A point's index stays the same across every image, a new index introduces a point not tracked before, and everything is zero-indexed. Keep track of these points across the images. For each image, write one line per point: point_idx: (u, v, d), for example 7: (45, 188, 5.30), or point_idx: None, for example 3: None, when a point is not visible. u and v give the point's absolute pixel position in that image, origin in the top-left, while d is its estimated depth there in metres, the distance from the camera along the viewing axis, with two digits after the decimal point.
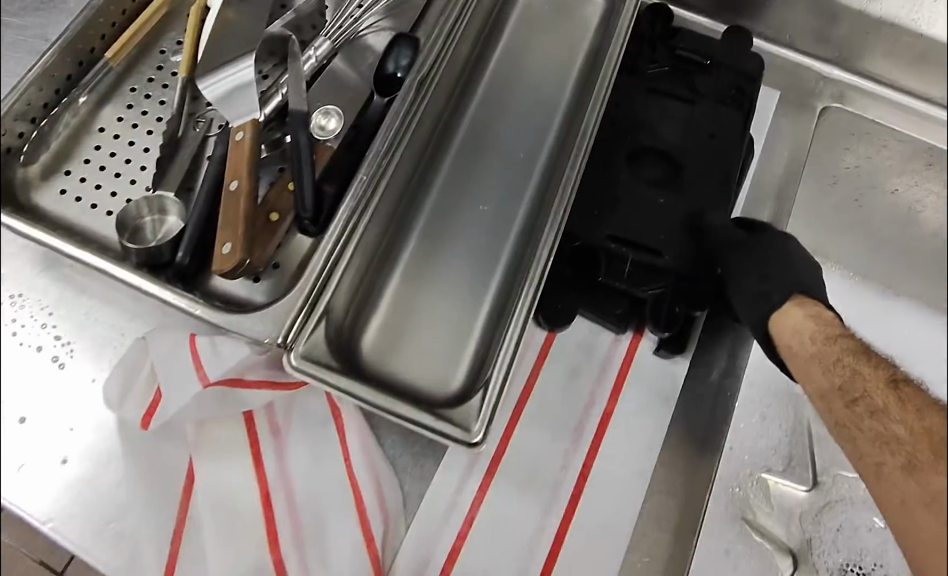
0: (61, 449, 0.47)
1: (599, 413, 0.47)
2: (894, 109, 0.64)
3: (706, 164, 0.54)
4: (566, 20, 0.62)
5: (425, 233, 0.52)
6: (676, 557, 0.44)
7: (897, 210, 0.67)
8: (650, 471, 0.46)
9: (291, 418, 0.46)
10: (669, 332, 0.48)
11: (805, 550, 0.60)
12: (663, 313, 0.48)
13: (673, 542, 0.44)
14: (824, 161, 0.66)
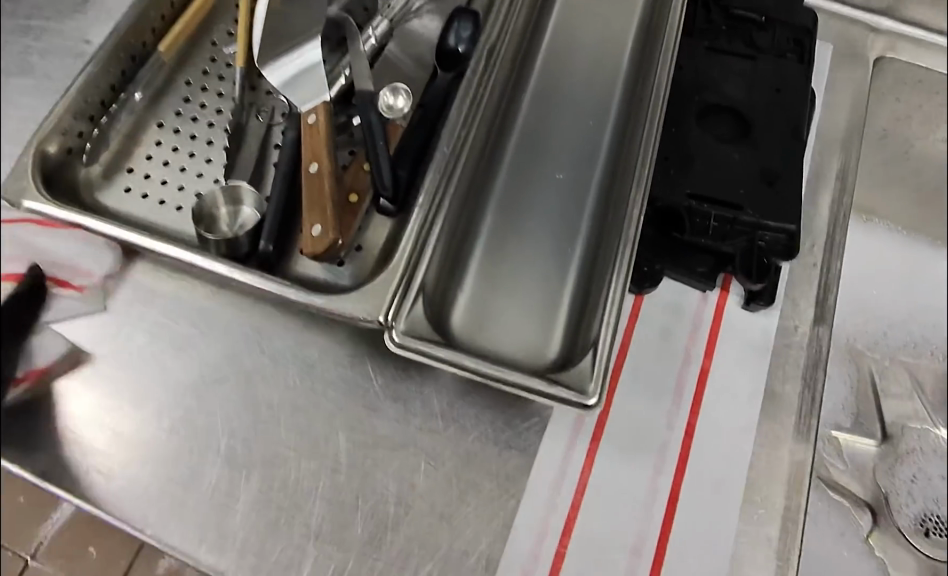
0: (139, 450, 0.43)
1: (697, 370, 0.47)
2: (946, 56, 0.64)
3: (773, 116, 0.55)
4: None
5: (501, 204, 0.52)
6: (791, 511, 0.44)
7: (945, 160, 0.69)
8: (752, 426, 0.46)
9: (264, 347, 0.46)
10: (761, 285, 0.48)
11: (883, 505, 0.63)
12: (751, 261, 0.48)
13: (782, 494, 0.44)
14: (873, 116, 0.67)
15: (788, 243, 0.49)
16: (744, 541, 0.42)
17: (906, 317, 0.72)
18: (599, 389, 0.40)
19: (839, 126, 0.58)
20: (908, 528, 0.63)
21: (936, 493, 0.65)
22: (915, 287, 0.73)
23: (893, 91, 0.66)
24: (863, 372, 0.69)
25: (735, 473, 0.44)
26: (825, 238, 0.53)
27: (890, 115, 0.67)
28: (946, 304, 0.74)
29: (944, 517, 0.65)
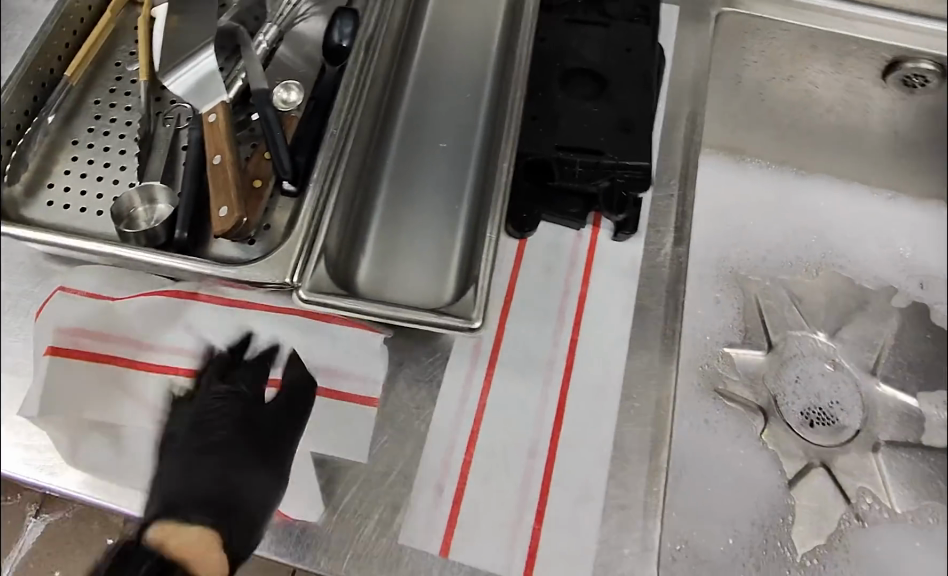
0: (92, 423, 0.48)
1: (575, 296, 0.55)
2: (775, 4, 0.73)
3: (626, 72, 0.62)
4: None
5: (395, 177, 0.59)
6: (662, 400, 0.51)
7: (794, 96, 0.79)
8: (626, 334, 0.53)
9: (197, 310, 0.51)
10: (622, 215, 0.57)
11: (772, 407, 0.74)
12: (612, 197, 0.56)
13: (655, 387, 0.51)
14: (725, 64, 0.77)
15: (643, 176, 0.56)
16: (624, 429, 0.49)
17: (783, 240, 0.83)
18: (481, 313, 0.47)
19: (687, 76, 0.66)
20: (794, 423, 0.73)
21: (818, 390, 0.75)
22: (787, 210, 0.84)
23: (739, 41, 0.75)
24: (750, 293, 0.79)
25: (612, 374, 0.51)
26: (679, 172, 0.61)
27: (740, 63, 0.77)
28: (818, 227, 0.84)
29: (825, 408, 0.74)
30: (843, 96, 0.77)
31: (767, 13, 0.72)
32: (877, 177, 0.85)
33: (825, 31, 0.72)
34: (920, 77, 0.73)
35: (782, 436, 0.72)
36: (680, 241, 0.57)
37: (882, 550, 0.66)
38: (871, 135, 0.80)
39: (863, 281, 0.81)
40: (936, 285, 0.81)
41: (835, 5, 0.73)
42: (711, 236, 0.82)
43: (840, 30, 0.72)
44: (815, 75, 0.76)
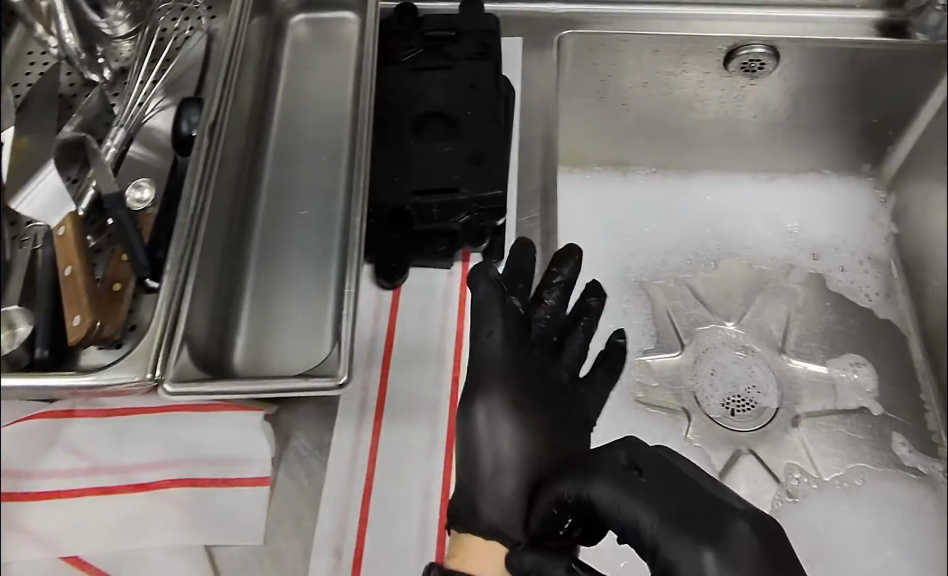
0: None
1: (453, 334, 0.55)
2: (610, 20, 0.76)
3: (474, 107, 0.64)
4: (331, 42, 0.72)
5: (262, 250, 0.59)
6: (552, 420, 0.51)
7: (653, 98, 0.82)
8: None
9: (71, 429, 0.50)
10: (486, 242, 0.58)
11: (693, 403, 0.74)
12: (471, 229, 0.58)
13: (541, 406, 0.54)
14: (580, 83, 0.80)
15: (498, 205, 0.58)
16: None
17: (678, 241, 0.84)
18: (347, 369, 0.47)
19: (537, 102, 0.69)
20: (717, 414, 0.74)
21: (735, 378, 0.76)
22: (676, 209, 0.86)
23: (587, 60, 0.78)
24: (654, 295, 0.81)
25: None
26: (537, 195, 0.63)
27: (595, 79, 0.80)
28: (711, 220, 0.86)
29: (744, 394, 0.75)
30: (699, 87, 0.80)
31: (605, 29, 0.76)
32: (754, 163, 0.88)
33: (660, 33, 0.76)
34: (756, 61, 0.77)
35: (706, 429, 0.73)
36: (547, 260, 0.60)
37: (817, 521, 0.67)
38: (730, 125, 0.84)
39: (760, 263, 0.83)
40: (828, 254, 0.83)
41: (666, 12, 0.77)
42: (609, 247, 0.83)
43: (671, 33, 0.76)
44: (665, 75, 0.79)
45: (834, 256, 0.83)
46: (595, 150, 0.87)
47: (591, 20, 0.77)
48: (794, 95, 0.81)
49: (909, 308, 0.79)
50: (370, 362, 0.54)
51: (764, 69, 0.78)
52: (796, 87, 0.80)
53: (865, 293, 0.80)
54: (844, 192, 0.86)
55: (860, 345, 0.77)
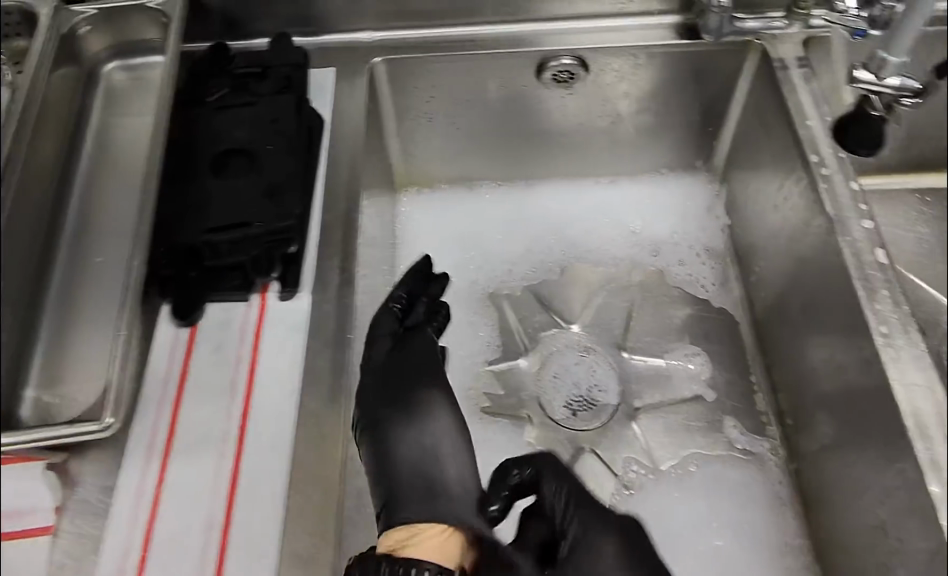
0: None
1: (247, 366, 0.56)
2: (421, 44, 0.78)
3: (274, 141, 0.65)
4: (140, 86, 0.74)
5: (55, 297, 0.60)
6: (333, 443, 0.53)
7: (482, 112, 0.84)
8: (297, 387, 0.55)
9: None
10: (277, 272, 0.59)
11: (537, 407, 0.76)
12: (259, 261, 0.59)
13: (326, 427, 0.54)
14: (404, 104, 0.81)
15: (290, 234, 0.60)
16: (298, 478, 0.51)
17: (524, 251, 0.85)
18: (113, 413, 0.49)
19: (346, 129, 0.70)
20: (559, 416, 0.75)
21: (576, 379, 0.78)
22: (522, 215, 0.88)
23: (408, 84, 0.80)
24: (500, 303, 0.82)
25: (285, 429, 0.53)
26: (337, 221, 0.64)
27: (419, 100, 0.81)
28: (556, 224, 0.87)
29: (585, 394, 0.77)
30: (520, 93, 0.82)
31: (419, 53, 0.77)
32: (595, 166, 0.89)
33: (470, 52, 0.78)
34: (566, 71, 0.79)
35: (547, 433, 0.74)
36: (344, 284, 0.61)
37: (651, 508, 0.69)
38: (563, 133, 0.86)
39: (602, 263, 0.84)
40: (668, 250, 0.85)
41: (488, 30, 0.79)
42: (455, 261, 0.84)
43: (479, 50, 0.78)
44: (482, 92, 0.81)
45: (673, 251, 0.85)
46: (439, 166, 0.88)
47: (404, 47, 0.78)
48: (612, 100, 0.83)
49: (741, 296, 0.82)
50: (163, 398, 0.55)
51: (575, 78, 0.80)
52: (612, 93, 0.82)
53: (701, 285, 0.83)
54: (681, 188, 0.89)
55: (696, 336, 0.80)
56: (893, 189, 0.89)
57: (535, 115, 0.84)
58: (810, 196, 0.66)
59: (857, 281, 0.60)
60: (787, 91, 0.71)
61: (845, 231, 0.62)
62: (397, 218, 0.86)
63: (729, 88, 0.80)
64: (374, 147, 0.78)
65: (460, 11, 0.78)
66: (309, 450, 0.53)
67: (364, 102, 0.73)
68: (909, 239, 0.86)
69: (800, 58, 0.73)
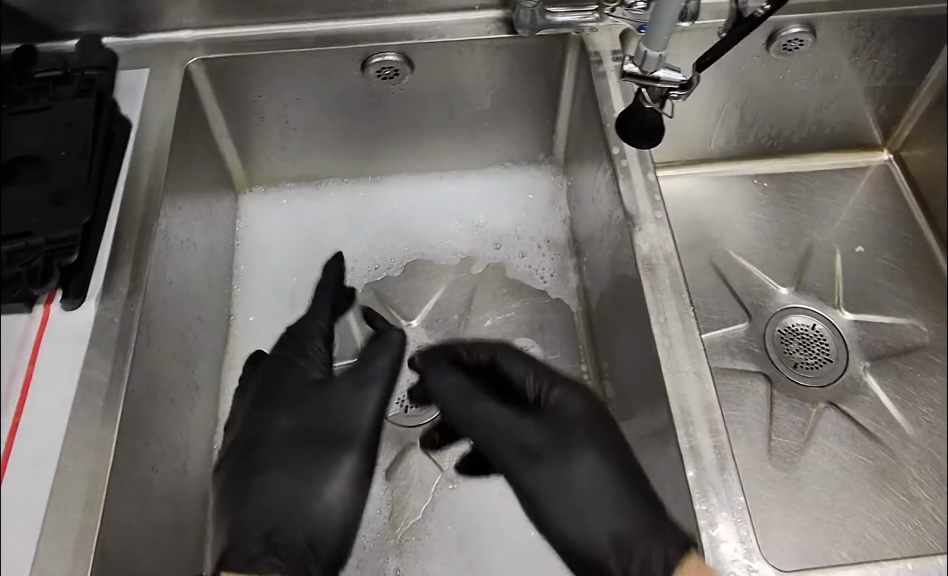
0: None
1: (22, 378, 0.57)
2: (238, 43, 0.73)
3: (67, 148, 0.63)
4: None
5: None
6: (97, 471, 0.54)
7: (317, 113, 0.80)
8: (74, 398, 0.57)
9: None
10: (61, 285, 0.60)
11: None
12: (34, 272, 0.58)
13: (102, 436, 0.56)
14: (233, 105, 0.77)
15: (71, 245, 0.59)
16: (58, 494, 0.53)
17: (366, 248, 0.85)
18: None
19: (151, 134, 0.68)
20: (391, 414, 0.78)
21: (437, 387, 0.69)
22: (369, 211, 0.87)
23: (232, 83, 0.75)
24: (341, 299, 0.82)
25: (53, 442, 0.55)
26: (133, 230, 0.64)
27: (245, 99, 0.76)
28: (401, 218, 0.87)
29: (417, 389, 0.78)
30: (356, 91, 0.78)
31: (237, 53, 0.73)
32: (444, 162, 0.88)
33: (289, 52, 0.73)
34: (389, 68, 0.76)
35: None
36: (134, 292, 0.61)
37: (469, 505, 0.73)
38: (405, 130, 0.84)
39: (444, 258, 0.85)
40: (510, 242, 0.85)
41: (311, 28, 0.75)
42: (298, 259, 0.84)
43: (295, 49, 0.73)
44: (309, 96, 0.78)
45: (515, 244, 0.85)
46: (283, 161, 0.85)
47: (222, 46, 0.73)
48: (449, 96, 0.81)
49: (578, 286, 0.83)
50: None
51: (400, 75, 0.77)
52: (450, 92, 0.80)
53: (540, 276, 0.84)
54: (527, 179, 0.88)
55: (530, 328, 0.81)
56: (735, 174, 0.91)
57: (374, 108, 0.81)
58: (613, 189, 0.67)
59: (646, 277, 0.61)
60: (600, 87, 0.72)
61: (639, 225, 0.63)
62: (239, 218, 0.85)
63: (562, 81, 0.80)
64: (201, 150, 0.75)
65: (281, 8, 0.73)
66: (77, 464, 0.55)
67: (174, 105, 0.70)
68: (745, 223, 0.88)
69: (616, 49, 0.73)
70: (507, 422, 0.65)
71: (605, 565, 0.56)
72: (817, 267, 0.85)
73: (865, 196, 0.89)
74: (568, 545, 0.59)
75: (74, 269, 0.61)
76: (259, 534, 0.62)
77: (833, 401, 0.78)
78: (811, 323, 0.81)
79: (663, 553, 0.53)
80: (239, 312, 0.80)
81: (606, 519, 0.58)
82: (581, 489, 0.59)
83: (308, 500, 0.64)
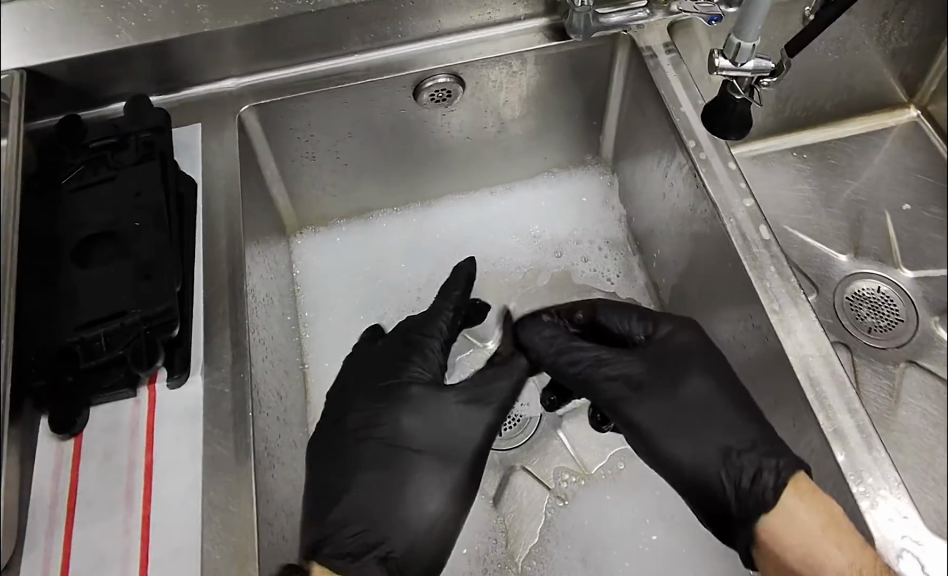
0: None
1: (142, 465, 0.55)
2: (289, 85, 0.71)
3: (140, 218, 0.60)
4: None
5: None
6: (243, 548, 0.53)
7: (368, 143, 0.79)
8: (199, 483, 0.55)
9: None
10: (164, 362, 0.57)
11: None
12: (137, 352, 0.56)
13: (241, 515, 0.54)
14: (285, 148, 0.75)
15: (169, 317, 0.57)
16: None
17: (428, 275, 0.83)
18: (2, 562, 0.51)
19: (220, 193, 0.66)
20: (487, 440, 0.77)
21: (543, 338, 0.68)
22: (426, 236, 0.86)
23: (282, 126, 0.73)
24: None
25: (189, 532, 0.53)
26: (224, 295, 0.62)
27: (297, 141, 0.75)
28: (459, 239, 0.85)
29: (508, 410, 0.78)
30: (403, 117, 0.77)
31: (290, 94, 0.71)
32: (491, 177, 0.87)
33: (341, 88, 0.72)
34: (442, 90, 0.75)
35: None
36: (239, 359, 0.59)
37: (584, 517, 0.73)
38: (454, 149, 0.83)
39: (509, 273, 0.84)
40: (570, 248, 0.85)
41: (359, 60, 0.73)
42: (363, 296, 0.81)
43: (341, 84, 0.72)
44: (360, 126, 0.76)
45: (576, 249, 0.85)
46: (334, 199, 0.83)
47: (271, 90, 0.71)
48: (495, 111, 0.80)
49: (646, 283, 0.83)
50: (52, 514, 0.54)
51: (454, 94, 0.77)
52: (499, 106, 0.80)
53: (607, 278, 0.84)
54: (577, 184, 0.88)
55: None
56: (772, 149, 0.92)
57: (421, 132, 0.80)
58: (693, 182, 0.69)
59: (751, 272, 0.63)
60: (659, 80, 0.72)
61: (730, 213, 0.66)
62: (296, 264, 0.82)
63: (609, 82, 0.80)
64: (260, 201, 0.74)
65: (325, 44, 0.72)
66: (219, 550, 0.53)
67: (236, 159, 0.68)
68: (792, 197, 0.89)
69: (667, 44, 0.74)
70: (625, 368, 0.67)
71: (719, 486, 0.61)
72: (871, 230, 0.86)
73: (902, 154, 0.91)
74: (683, 474, 0.62)
75: (175, 342, 0.58)
76: (353, 533, 0.63)
77: (913, 359, 0.79)
78: (876, 286, 0.83)
79: (773, 469, 0.59)
80: (311, 359, 0.77)
81: (720, 440, 0.62)
82: (697, 406, 0.64)
83: (409, 499, 0.64)
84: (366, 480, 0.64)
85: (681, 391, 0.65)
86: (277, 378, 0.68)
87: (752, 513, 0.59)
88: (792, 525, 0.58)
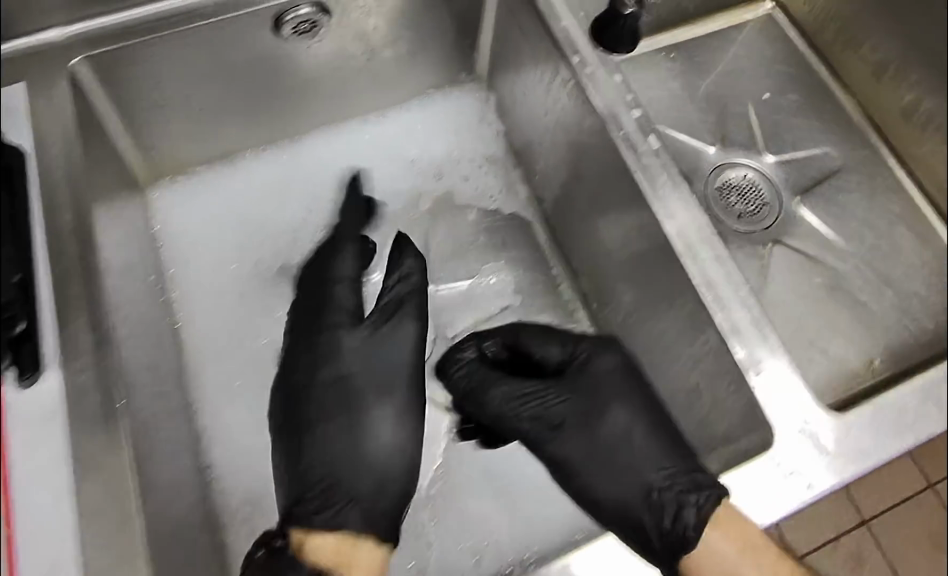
0: None
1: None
2: (127, 30, 0.65)
3: None
4: None
5: None
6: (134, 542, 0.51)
7: (224, 86, 0.74)
8: (69, 487, 0.51)
9: None
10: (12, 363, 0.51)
11: None
12: None
13: None
14: (126, 99, 0.69)
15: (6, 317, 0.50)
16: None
17: (304, 214, 0.82)
18: None
19: (55, 165, 0.60)
20: None
21: (463, 377, 0.68)
22: (298, 173, 0.83)
23: (121, 77, 0.67)
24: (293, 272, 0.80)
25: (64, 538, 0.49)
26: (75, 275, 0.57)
27: (145, 90, 0.69)
28: (332, 174, 0.84)
29: None
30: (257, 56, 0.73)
31: (130, 40, 0.65)
32: (360, 105, 0.84)
33: (183, 32, 0.66)
34: (305, 22, 0.70)
35: None
36: (100, 345, 0.56)
37: None
38: (322, 78, 0.79)
39: (388, 202, 0.84)
40: (450, 169, 0.85)
41: None
42: (237, 245, 0.80)
43: (189, 25, 0.66)
44: (207, 70, 0.71)
45: (455, 169, 0.85)
46: (195, 142, 0.78)
47: (107, 37, 0.64)
48: (356, 40, 0.76)
49: (529, 197, 0.84)
50: None
51: (319, 26, 0.72)
52: (365, 36, 0.76)
53: (489, 196, 0.84)
54: (455, 102, 0.86)
55: (494, 247, 0.82)
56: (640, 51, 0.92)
57: (280, 70, 0.76)
58: (578, 96, 0.70)
59: (645, 179, 0.65)
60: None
61: (618, 124, 0.67)
62: (154, 219, 0.79)
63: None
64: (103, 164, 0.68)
65: None
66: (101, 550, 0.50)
67: (72, 127, 0.62)
68: (663, 95, 0.91)
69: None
70: (542, 407, 0.65)
71: (636, 522, 0.61)
72: (736, 120, 0.90)
73: (765, 46, 0.94)
74: (609, 513, 0.63)
75: (21, 338, 0.52)
76: (323, 478, 0.64)
77: (779, 238, 0.85)
78: (743, 174, 0.88)
79: (693, 504, 0.58)
80: (182, 317, 0.76)
81: (643, 470, 0.62)
82: (615, 440, 0.64)
83: (371, 437, 0.66)
84: (326, 431, 0.66)
85: (600, 430, 0.64)
86: (140, 350, 0.65)
87: (676, 550, 0.58)
88: (756, 491, 0.56)
